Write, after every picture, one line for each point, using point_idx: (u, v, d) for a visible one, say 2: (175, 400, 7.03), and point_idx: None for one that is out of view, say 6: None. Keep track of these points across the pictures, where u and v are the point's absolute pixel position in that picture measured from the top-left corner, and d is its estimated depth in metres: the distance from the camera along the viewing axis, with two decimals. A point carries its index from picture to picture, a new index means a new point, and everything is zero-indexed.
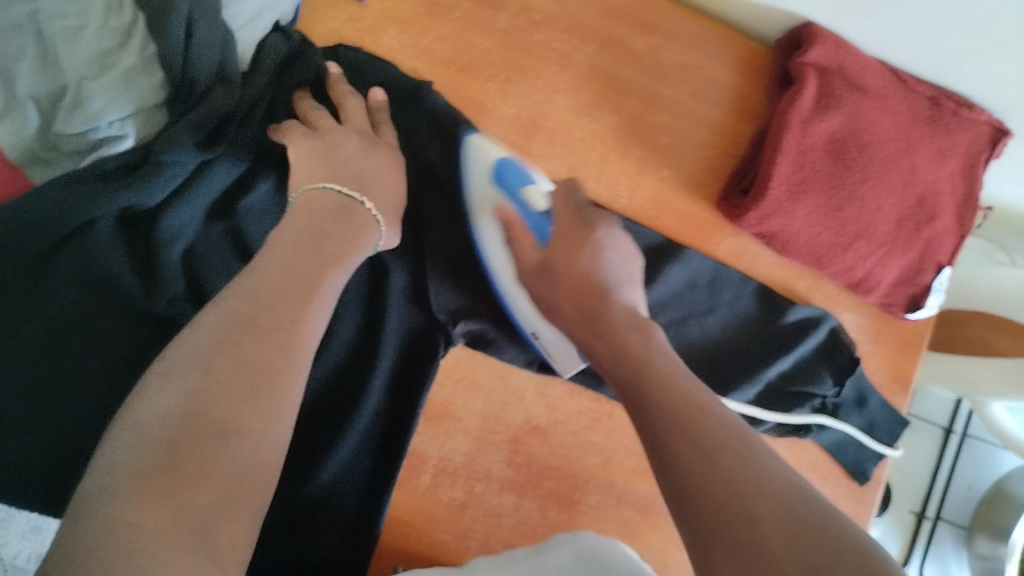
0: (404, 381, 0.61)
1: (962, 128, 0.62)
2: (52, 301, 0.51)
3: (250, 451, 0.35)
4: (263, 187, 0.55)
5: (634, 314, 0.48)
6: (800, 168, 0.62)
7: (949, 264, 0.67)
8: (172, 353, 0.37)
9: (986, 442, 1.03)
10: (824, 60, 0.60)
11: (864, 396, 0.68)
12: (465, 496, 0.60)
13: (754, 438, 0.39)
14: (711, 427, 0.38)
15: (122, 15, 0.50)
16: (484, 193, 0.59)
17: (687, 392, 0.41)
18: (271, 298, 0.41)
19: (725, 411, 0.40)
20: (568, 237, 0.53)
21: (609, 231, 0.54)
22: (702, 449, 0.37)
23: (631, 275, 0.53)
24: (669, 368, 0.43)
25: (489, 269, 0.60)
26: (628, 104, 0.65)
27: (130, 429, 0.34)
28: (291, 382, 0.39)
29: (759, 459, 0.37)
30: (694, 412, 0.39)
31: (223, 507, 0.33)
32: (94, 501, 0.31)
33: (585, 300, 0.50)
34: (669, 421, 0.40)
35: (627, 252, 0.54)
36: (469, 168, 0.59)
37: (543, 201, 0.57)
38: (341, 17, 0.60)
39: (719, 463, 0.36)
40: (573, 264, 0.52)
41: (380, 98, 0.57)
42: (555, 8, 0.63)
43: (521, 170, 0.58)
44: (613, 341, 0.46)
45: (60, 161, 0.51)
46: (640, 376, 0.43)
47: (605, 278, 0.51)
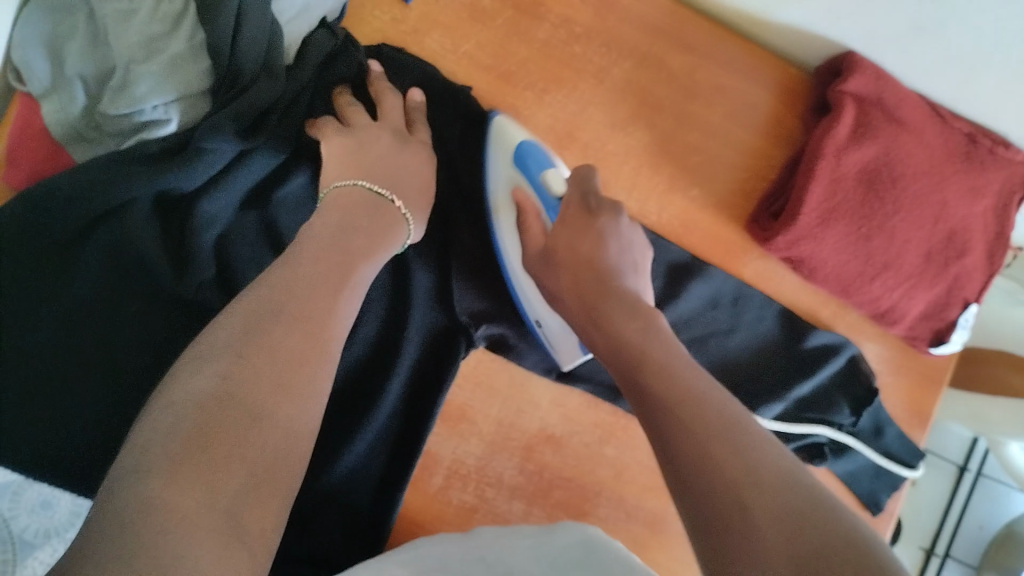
0: (423, 381, 0.61)
1: (998, 166, 0.62)
2: (82, 282, 0.52)
3: (280, 436, 0.36)
4: (297, 179, 0.56)
5: (640, 302, 0.48)
6: (832, 196, 0.61)
7: (976, 301, 0.67)
8: (205, 338, 0.38)
9: (1000, 483, 1.01)
10: (863, 90, 0.60)
11: (882, 428, 0.68)
12: (475, 500, 0.60)
13: (751, 424, 0.39)
14: (709, 418, 0.39)
15: (174, 2, 0.51)
16: (504, 171, 0.59)
17: (683, 381, 0.41)
18: (303, 289, 0.41)
19: (721, 398, 0.41)
20: (574, 224, 0.53)
21: (614, 220, 0.54)
22: (696, 443, 0.37)
23: (636, 261, 0.53)
24: (666, 358, 0.43)
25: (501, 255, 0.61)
26: (663, 121, 0.65)
27: (165, 409, 0.34)
28: (320, 372, 0.39)
29: (755, 446, 0.37)
30: (689, 403, 0.40)
31: (253, 490, 0.33)
32: (128, 479, 0.31)
33: (584, 282, 0.50)
34: (669, 420, 0.39)
35: (637, 240, 0.55)
36: (492, 146, 0.60)
37: (559, 185, 0.56)
38: (384, 17, 0.60)
39: (711, 454, 0.37)
40: (577, 251, 0.52)
41: (418, 99, 0.58)
42: (596, 22, 0.63)
43: (544, 154, 0.58)
44: (611, 334, 0.47)
45: (102, 141, 0.52)
46: (637, 368, 0.43)
47: (607, 259, 0.51)
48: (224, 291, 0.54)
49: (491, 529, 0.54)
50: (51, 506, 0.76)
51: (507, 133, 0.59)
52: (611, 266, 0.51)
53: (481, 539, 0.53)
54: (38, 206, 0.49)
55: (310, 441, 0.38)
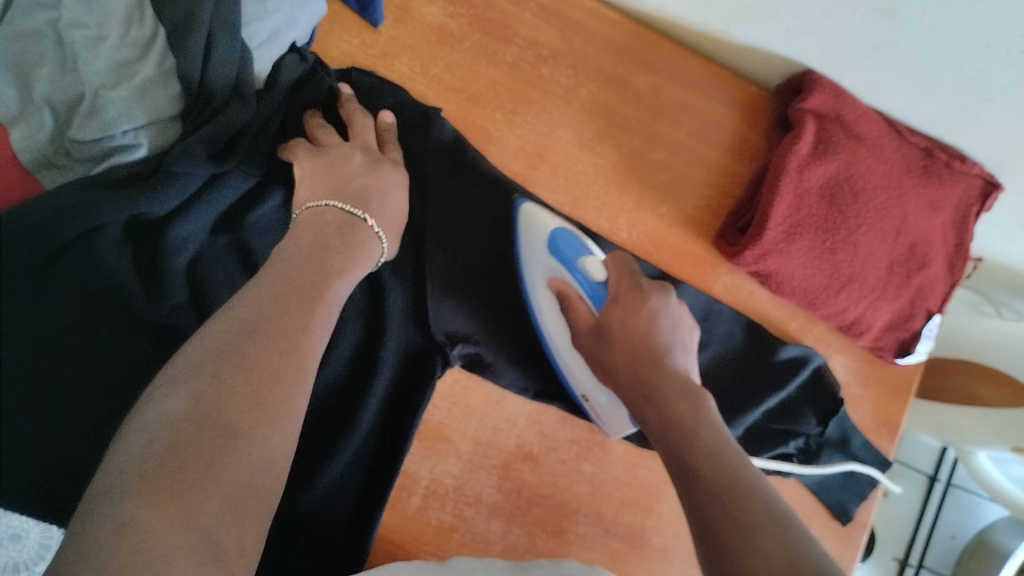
0: (398, 402, 0.61)
1: (955, 179, 0.64)
2: (52, 308, 0.51)
3: (257, 456, 0.36)
4: (271, 202, 0.56)
5: (690, 382, 0.51)
6: (797, 211, 0.63)
7: (940, 312, 0.68)
8: (180, 359, 0.38)
9: (969, 491, 1.02)
10: (822, 107, 0.62)
11: (847, 436, 0.70)
12: (454, 520, 0.60)
13: (790, 515, 0.40)
14: (751, 506, 0.40)
15: (143, 28, 0.50)
16: (537, 263, 0.60)
17: (734, 467, 0.43)
18: (275, 308, 0.41)
19: (766, 488, 0.42)
20: (626, 302, 0.56)
21: (664, 298, 0.57)
22: (741, 529, 0.38)
23: (685, 341, 0.56)
24: (718, 441, 0.45)
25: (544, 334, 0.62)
26: (631, 140, 0.66)
27: (138, 431, 0.34)
28: (297, 389, 0.39)
29: (797, 538, 0.38)
30: (732, 489, 0.41)
31: (231, 509, 0.33)
32: (105, 500, 0.31)
33: (637, 354, 0.53)
34: (712, 503, 0.41)
35: (685, 320, 0.57)
36: (524, 234, 0.61)
37: (600, 271, 0.57)
38: (353, 42, 0.60)
39: (748, 538, 0.38)
40: (632, 327, 0.54)
41: (389, 120, 0.58)
42: (562, 44, 0.64)
43: (577, 240, 0.58)
44: (663, 415, 0.49)
45: (71, 167, 0.51)
46: (687, 447, 0.45)
47: (659, 335, 0.54)
48: (196, 313, 0.54)
49: (466, 560, 0.54)
50: (19, 539, 0.75)
51: (535, 219, 0.60)
52: (663, 345, 0.54)
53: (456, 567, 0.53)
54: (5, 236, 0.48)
55: (287, 460, 0.38)
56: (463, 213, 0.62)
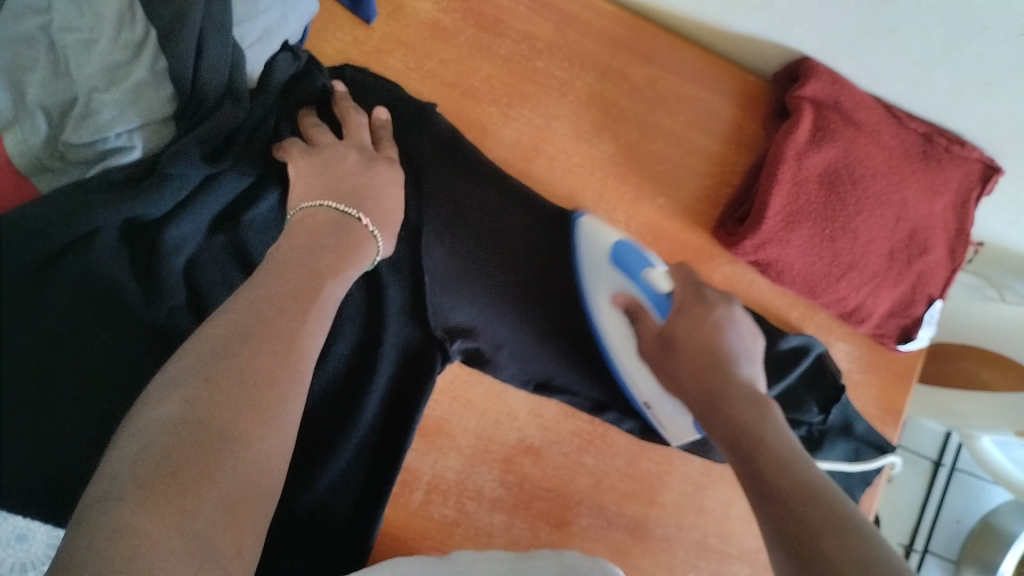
0: (398, 397, 0.61)
1: (954, 164, 0.63)
2: (50, 318, 0.49)
3: (252, 459, 0.36)
4: (266, 202, 0.56)
5: (755, 393, 0.51)
6: (795, 199, 0.62)
7: (942, 296, 0.68)
8: (175, 362, 0.38)
9: (973, 476, 1.03)
10: (820, 94, 0.61)
11: (849, 422, 0.70)
12: (457, 514, 0.62)
13: (858, 517, 0.40)
14: (820, 511, 0.40)
15: (134, 29, 0.50)
16: (600, 272, 0.61)
17: (803, 474, 0.43)
18: (268, 311, 0.41)
19: (835, 494, 0.42)
20: (691, 315, 0.56)
21: (727, 310, 0.56)
22: (809, 535, 0.39)
23: (751, 353, 0.55)
24: (784, 449, 0.46)
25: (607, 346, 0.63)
26: (628, 131, 0.66)
27: (132, 436, 0.34)
28: (290, 391, 0.39)
29: (866, 541, 0.38)
30: (805, 497, 0.41)
31: (227, 512, 0.34)
32: (100, 507, 0.31)
33: (704, 367, 0.53)
34: (782, 511, 0.41)
35: (749, 331, 0.57)
36: (586, 247, 0.61)
37: (665, 282, 0.58)
38: (347, 38, 0.60)
39: (820, 546, 0.38)
40: (697, 341, 0.54)
41: (384, 117, 0.58)
42: (557, 36, 0.64)
43: (639, 250, 0.59)
44: (731, 421, 0.49)
45: (67, 170, 0.51)
46: (756, 455, 0.46)
47: (724, 347, 0.54)
48: (194, 315, 0.55)
49: (467, 552, 0.55)
50: (25, 539, 0.76)
51: (597, 231, 0.61)
52: (727, 354, 0.54)
53: (458, 560, 0.54)
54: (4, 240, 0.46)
55: (283, 461, 0.38)
56: (460, 205, 0.60)
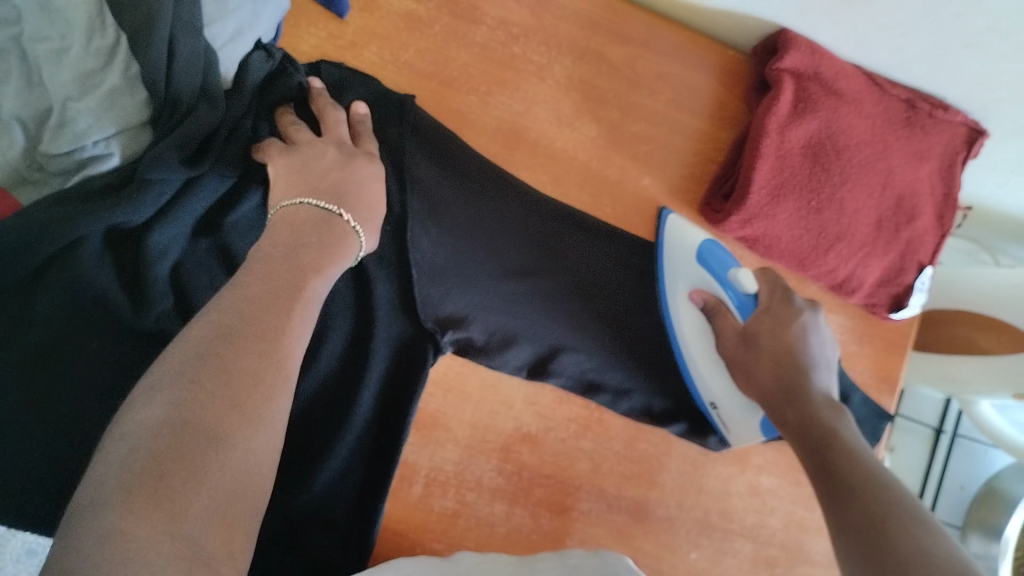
0: (392, 392, 0.61)
1: (938, 129, 0.63)
2: (39, 322, 0.51)
3: (240, 457, 0.36)
4: (248, 203, 0.55)
5: (829, 396, 0.57)
6: (779, 172, 0.62)
7: (930, 263, 0.68)
8: (159, 366, 0.38)
9: (975, 441, 1.03)
10: (799, 66, 0.61)
11: (847, 394, 0.69)
12: (457, 506, 0.62)
13: (923, 514, 0.45)
14: (887, 503, 0.46)
15: (105, 35, 0.49)
16: (681, 273, 0.64)
17: (872, 472, 0.49)
18: (253, 311, 0.41)
19: (905, 497, 0.47)
20: (777, 313, 0.61)
21: (813, 315, 0.61)
22: (876, 520, 0.45)
23: (829, 361, 0.60)
24: (855, 448, 0.52)
25: (678, 346, 0.65)
26: (608, 112, 0.65)
27: (118, 441, 0.34)
28: (276, 389, 0.39)
29: (926, 528, 0.44)
30: (875, 491, 0.47)
31: (217, 514, 0.34)
32: (88, 514, 0.31)
33: (785, 368, 0.58)
34: (853, 501, 0.47)
35: (829, 338, 0.61)
36: (667, 248, 0.65)
37: (751, 281, 0.61)
38: (320, 34, 0.60)
39: (885, 528, 0.44)
40: (780, 338, 0.59)
41: (362, 111, 0.57)
42: (532, 21, 0.63)
43: (722, 252, 0.63)
44: (805, 413, 0.55)
45: (47, 181, 0.52)
46: (828, 450, 0.52)
47: (805, 353, 0.59)
48: (182, 318, 0.55)
49: (471, 555, 0.56)
50: (36, 554, 0.76)
51: (682, 231, 0.64)
52: (806, 361, 0.58)
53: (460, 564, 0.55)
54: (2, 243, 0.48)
55: (271, 460, 0.38)
56: (442, 195, 0.60)
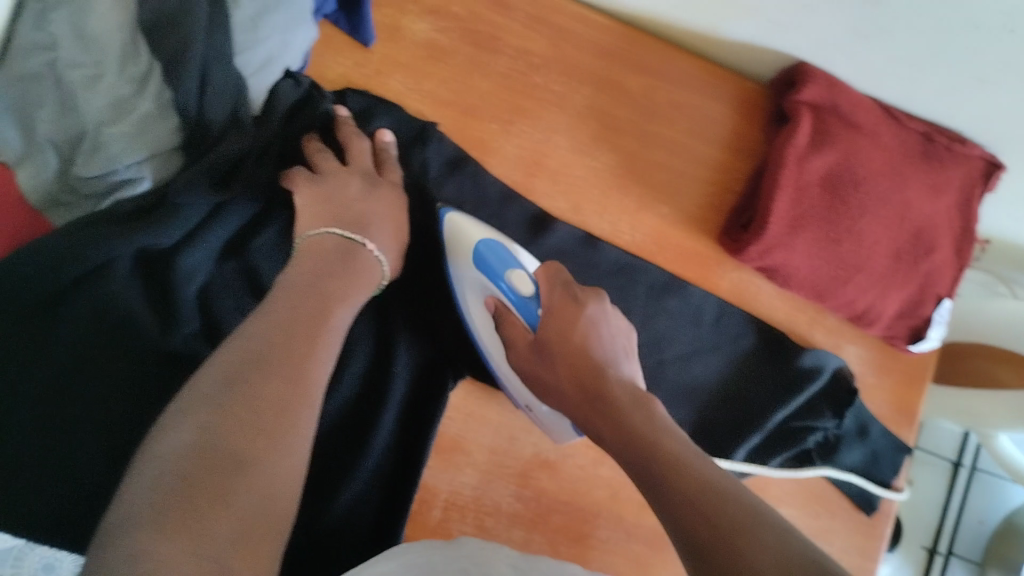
0: (412, 417, 0.61)
1: (955, 162, 0.64)
2: (67, 338, 0.52)
3: (265, 480, 0.37)
4: (271, 230, 0.58)
5: (634, 390, 0.50)
6: (799, 204, 0.62)
7: (948, 296, 0.69)
8: (187, 391, 0.39)
9: (994, 475, 1.02)
10: (817, 98, 0.62)
11: (865, 427, 0.69)
12: (475, 530, 0.60)
13: (754, 506, 0.39)
14: (726, 506, 0.39)
15: (138, 64, 0.50)
16: (465, 275, 0.59)
17: (700, 475, 0.41)
18: (279, 339, 0.42)
19: (738, 490, 0.41)
20: (562, 313, 0.55)
21: (599, 306, 0.56)
22: (722, 531, 0.37)
23: (625, 348, 0.56)
24: (673, 445, 0.45)
25: (484, 354, 0.61)
26: (628, 142, 0.66)
27: (148, 463, 0.35)
28: (302, 415, 0.40)
29: (754, 520, 0.38)
30: (707, 492, 0.40)
31: (243, 536, 0.34)
32: (117, 536, 0.32)
33: (581, 368, 0.52)
34: (686, 508, 0.40)
35: (621, 327, 0.57)
36: (449, 248, 0.59)
37: (528, 285, 0.57)
38: (347, 63, 0.61)
39: (735, 542, 0.37)
40: (568, 339, 0.54)
41: (387, 139, 0.59)
42: (553, 52, 0.65)
43: (502, 249, 0.58)
44: (620, 421, 0.47)
45: (79, 204, 0.53)
46: (651, 455, 0.44)
47: (600, 349, 0.54)
48: (209, 341, 0.56)
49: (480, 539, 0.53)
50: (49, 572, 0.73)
51: (463, 230, 0.59)
52: (603, 358, 0.53)
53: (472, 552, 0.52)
54: (29, 266, 0.49)
55: (297, 486, 0.39)
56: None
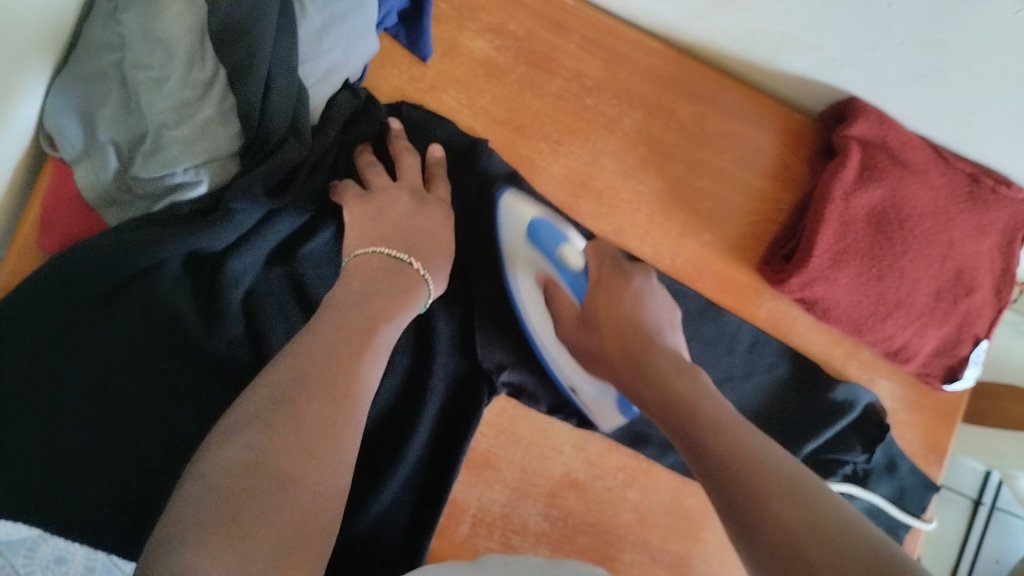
0: (447, 432, 0.62)
1: (1000, 205, 0.64)
2: (116, 334, 0.53)
3: (308, 500, 0.37)
4: (322, 236, 0.57)
5: (681, 363, 0.54)
6: (843, 238, 0.63)
7: (986, 338, 0.68)
8: (235, 409, 0.39)
9: (1014, 515, 1.02)
10: (867, 134, 0.62)
11: (894, 463, 0.69)
12: (501, 547, 0.61)
13: (788, 464, 0.43)
14: (759, 461, 0.43)
15: (204, 68, 0.51)
16: (519, 254, 0.62)
17: (736, 435, 0.46)
18: (327, 358, 0.42)
19: (772, 449, 0.44)
20: (611, 285, 0.62)
21: (645, 279, 0.62)
22: (755, 482, 0.41)
23: (670, 322, 0.61)
24: (714, 412, 0.48)
25: (534, 339, 0.63)
26: (674, 167, 0.67)
27: (198, 479, 0.35)
28: (347, 438, 0.41)
29: (785, 473, 0.42)
30: (742, 451, 0.44)
31: (286, 555, 0.34)
32: (167, 548, 0.32)
33: (626, 333, 0.59)
34: (724, 460, 0.44)
35: (665, 303, 0.62)
36: (505, 228, 0.62)
37: (580, 259, 0.63)
38: (402, 76, 0.62)
39: (766, 491, 0.41)
40: (617, 307, 0.60)
41: (438, 154, 0.60)
42: (606, 74, 0.65)
43: (554, 227, 0.63)
44: (663, 388, 0.52)
45: (133, 204, 0.53)
46: (693, 421, 0.48)
47: (646, 318, 0.59)
48: (252, 346, 0.56)
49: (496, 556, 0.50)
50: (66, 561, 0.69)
51: (518, 211, 0.62)
52: (649, 328, 0.59)
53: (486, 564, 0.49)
54: (82, 263, 0.49)
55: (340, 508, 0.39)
56: (495, 257, 0.63)
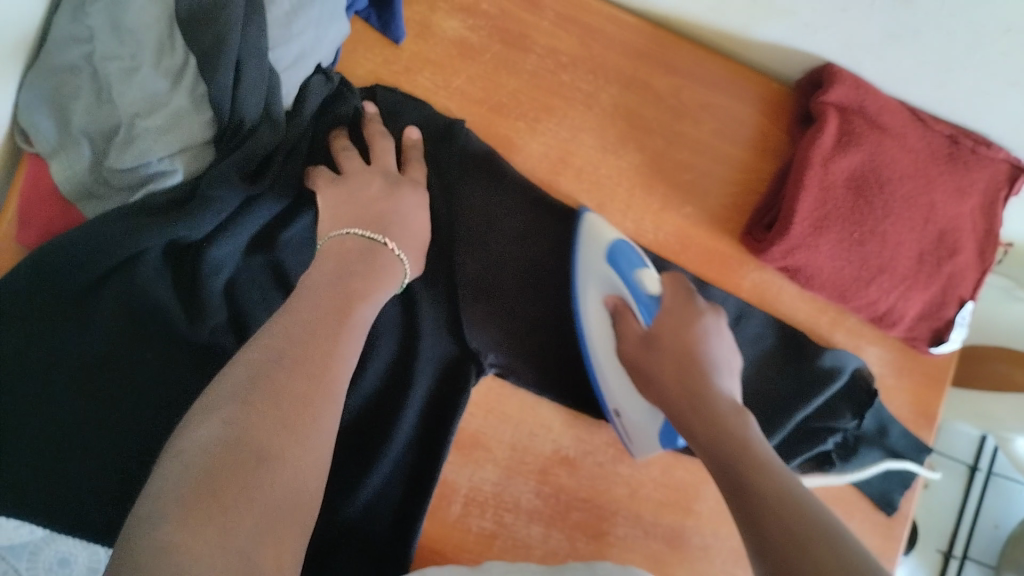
0: (434, 412, 0.62)
1: (981, 165, 0.64)
2: (99, 325, 0.53)
3: (287, 475, 0.37)
4: (300, 222, 0.57)
5: (735, 406, 0.52)
6: (823, 204, 0.63)
7: (972, 299, 0.68)
8: (212, 390, 0.39)
9: (1011, 480, 1.02)
10: (844, 99, 0.62)
11: (885, 427, 0.69)
12: (495, 526, 0.61)
13: (834, 522, 0.40)
14: (802, 514, 0.40)
15: (174, 57, 0.51)
16: (591, 276, 0.62)
17: (780, 485, 0.44)
18: (303, 338, 0.42)
19: (816, 505, 0.42)
20: (678, 314, 0.57)
21: (716, 319, 0.58)
22: (793, 536, 0.39)
23: (731, 366, 0.57)
24: (765, 461, 0.46)
25: (586, 348, 0.63)
26: (653, 141, 0.67)
27: (173, 460, 0.35)
28: (324, 413, 0.40)
29: (827, 529, 0.39)
30: (785, 502, 0.42)
31: (266, 531, 0.34)
32: (144, 526, 0.32)
33: (686, 370, 0.55)
34: (766, 506, 0.42)
35: (729, 345, 0.58)
36: (583, 246, 0.62)
37: (655, 285, 0.59)
38: (376, 60, 0.62)
39: (803, 545, 0.38)
40: (677, 342, 0.56)
41: (414, 137, 0.59)
42: (580, 50, 0.65)
43: (635, 254, 0.60)
44: (713, 427, 0.50)
45: (110, 197, 0.53)
46: (736, 464, 0.47)
47: (705, 356, 0.56)
48: (237, 336, 0.56)
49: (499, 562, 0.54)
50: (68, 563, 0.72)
51: (598, 229, 0.61)
52: (706, 364, 0.55)
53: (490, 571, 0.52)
54: (56, 256, 0.50)
55: (320, 480, 0.39)
56: (476, 235, 0.62)
